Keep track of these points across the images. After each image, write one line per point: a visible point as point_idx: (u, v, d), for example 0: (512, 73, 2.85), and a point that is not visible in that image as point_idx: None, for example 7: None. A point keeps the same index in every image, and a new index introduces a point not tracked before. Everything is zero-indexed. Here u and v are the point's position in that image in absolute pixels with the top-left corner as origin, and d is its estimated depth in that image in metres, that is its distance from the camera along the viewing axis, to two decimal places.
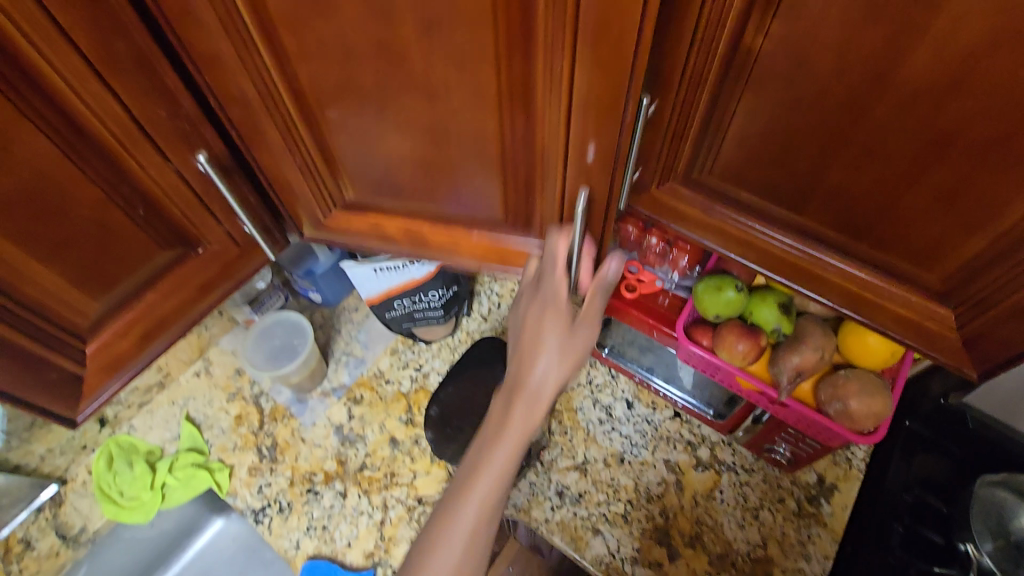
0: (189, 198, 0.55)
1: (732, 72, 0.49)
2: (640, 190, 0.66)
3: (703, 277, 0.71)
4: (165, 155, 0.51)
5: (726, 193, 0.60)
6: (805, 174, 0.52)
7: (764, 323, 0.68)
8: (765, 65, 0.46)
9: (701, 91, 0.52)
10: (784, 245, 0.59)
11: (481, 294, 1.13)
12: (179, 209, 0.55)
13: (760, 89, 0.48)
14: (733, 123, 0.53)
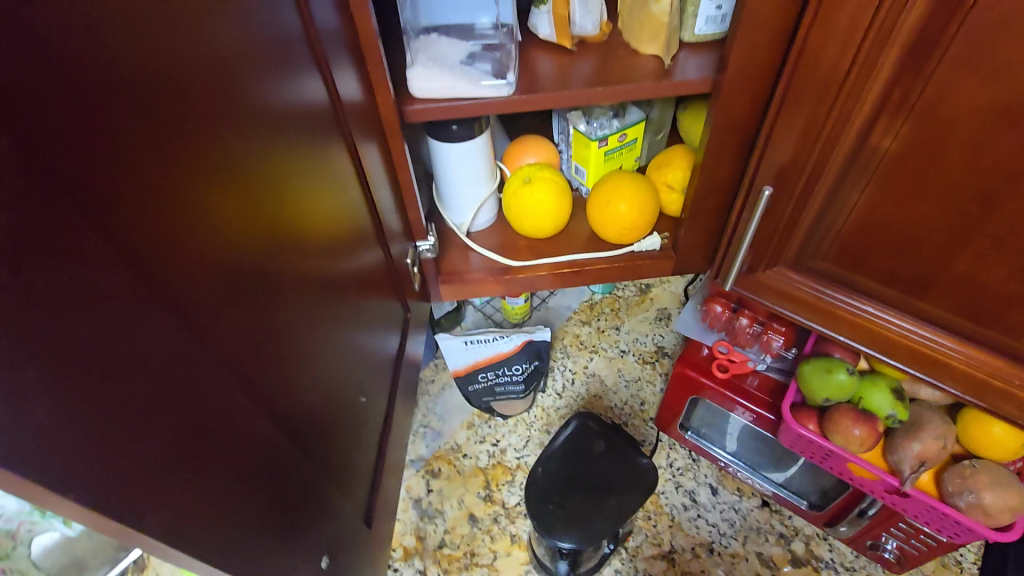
0: None
1: (854, 170, 0.53)
2: (745, 273, 0.69)
3: (808, 359, 0.72)
4: None
5: (838, 279, 0.62)
6: (924, 263, 0.54)
7: (878, 409, 0.68)
8: (891, 165, 0.50)
9: (821, 185, 0.56)
10: (899, 330, 0.61)
11: (555, 370, 1.12)
12: None
13: (884, 186, 0.52)
14: (851, 215, 0.56)
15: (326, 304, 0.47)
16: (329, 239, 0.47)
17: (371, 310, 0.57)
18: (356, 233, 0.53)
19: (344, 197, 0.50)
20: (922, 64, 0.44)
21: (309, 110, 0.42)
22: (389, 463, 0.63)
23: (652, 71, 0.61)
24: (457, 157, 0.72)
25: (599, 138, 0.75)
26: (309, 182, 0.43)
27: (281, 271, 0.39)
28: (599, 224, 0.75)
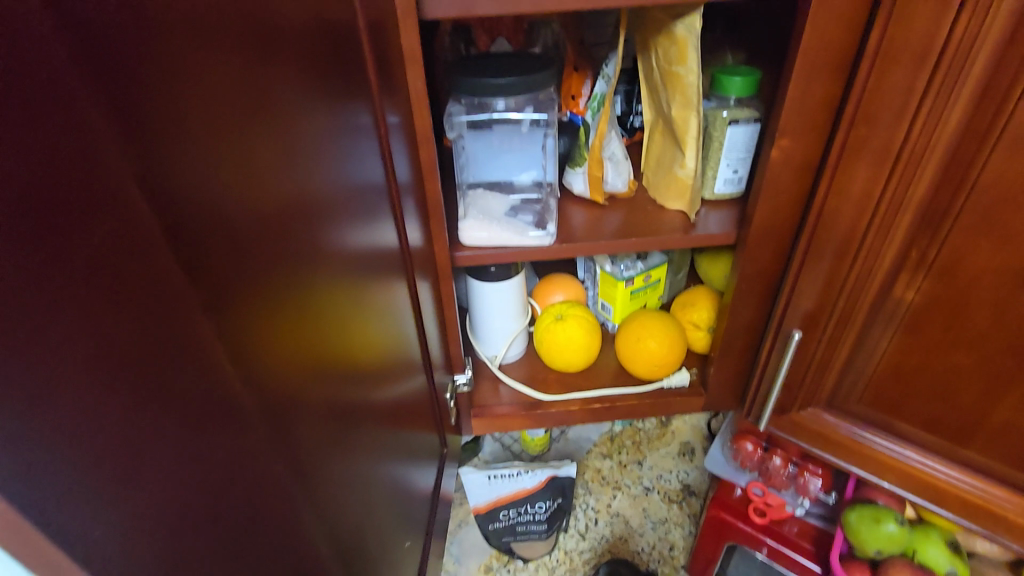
0: None
1: (882, 319, 0.56)
2: (781, 411, 0.69)
3: (852, 505, 0.69)
4: None
5: (878, 421, 0.62)
6: (965, 412, 0.55)
7: (936, 565, 0.64)
8: (918, 316, 0.53)
9: (851, 330, 0.59)
10: (948, 478, 0.59)
11: (577, 508, 1.08)
12: None
13: (913, 335, 0.54)
14: (883, 360, 0.58)
15: (383, 434, 0.46)
16: (389, 367, 0.47)
17: (415, 441, 0.57)
18: (409, 359, 0.53)
19: (405, 327, 0.51)
20: (934, 229, 0.49)
21: (385, 252, 0.45)
22: None
23: (679, 225, 0.67)
24: (492, 295, 0.76)
25: (626, 278, 0.80)
26: (380, 318, 0.44)
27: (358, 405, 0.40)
28: (630, 360, 0.77)
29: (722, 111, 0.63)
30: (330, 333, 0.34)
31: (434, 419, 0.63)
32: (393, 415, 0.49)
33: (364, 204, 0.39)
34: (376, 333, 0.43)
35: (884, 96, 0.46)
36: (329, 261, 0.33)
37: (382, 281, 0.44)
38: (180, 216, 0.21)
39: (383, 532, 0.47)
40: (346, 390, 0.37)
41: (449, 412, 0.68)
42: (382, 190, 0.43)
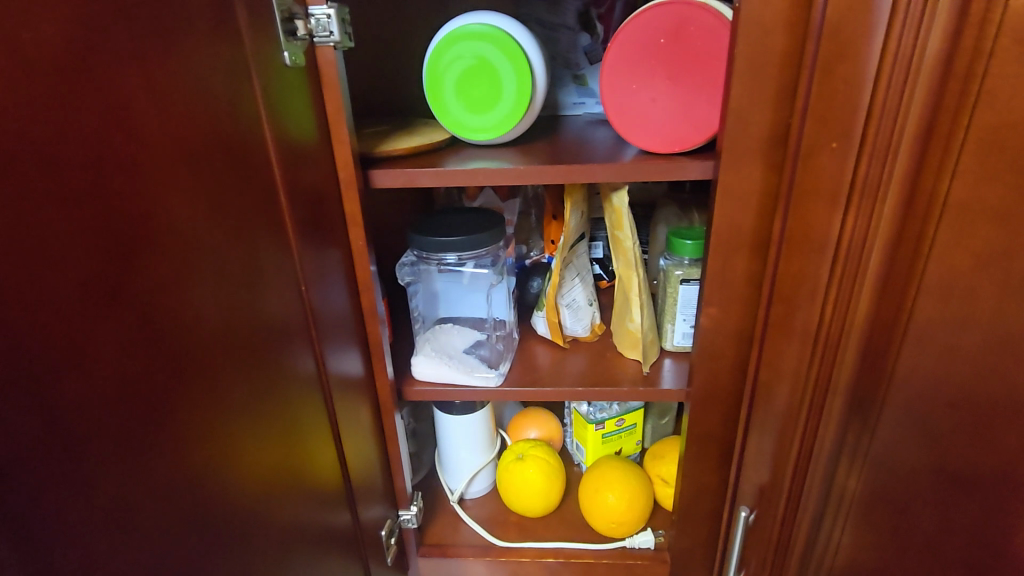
0: None
1: (830, 505, 0.52)
2: None
3: None
4: None
5: None
6: None
7: None
8: (865, 507, 0.49)
9: (802, 513, 0.55)
10: None
11: None
12: None
13: (864, 527, 0.50)
14: (841, 551, 0.53)
15: (287, 558, 0.47)
16: (306, 502, 0.49)
17: (338, 573, 0.56)
18: (335, 493, 0.55)
19: (329, 461, 0.53)
20: (864, 417, 0.47)
21: (308, 391, 0.49)
22: None
23: (633, 376, 0.67)
24: (455, 428, 0.77)
25: (596, 420, 0.79)
26: (297, 453, 0.47)
27: (246, 532, 0.41)
28: (590, 512, 0.73)
29: (677, 269, 0.66)
30: (224, 475, 0.37)
31: (369, 557, 0.63)
32: (310, 552, 0.51)
33: (284, 354, 0.44)
34: (291, 469, 0.46)
35: (795, 281, 0.47)
36: (228, 410, 0.38)
37: (301, 418, 0.48)
38: (48, 389, 0.26)
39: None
40: (241, 526, 0.40)
41: (386, 550, 0.67)
42: (306, 332, 0.48)
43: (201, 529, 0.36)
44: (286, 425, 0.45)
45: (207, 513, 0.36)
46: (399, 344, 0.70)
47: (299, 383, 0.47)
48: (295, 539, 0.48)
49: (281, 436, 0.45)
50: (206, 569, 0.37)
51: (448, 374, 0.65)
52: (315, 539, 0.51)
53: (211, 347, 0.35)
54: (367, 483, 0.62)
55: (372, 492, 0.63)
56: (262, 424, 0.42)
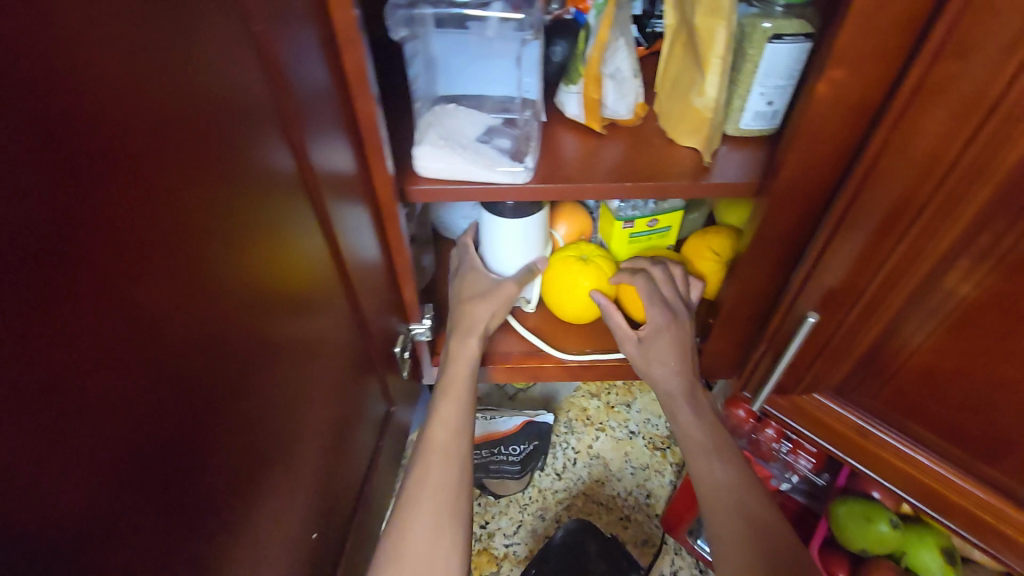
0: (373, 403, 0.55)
1: (919, 312, 0.45)
2: (779, 393, 0.61)
3: (841, 498, 0.63)
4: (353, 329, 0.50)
5: (892, 421, 0.53)
6: (1008, 428, 0.44)
7: (925, 571, 0.58)
8: (968, 316, 0.42)
9: (878, 318, 0.48)
10: (959, 486, 0.51)
11: (556, 447, 1.05)
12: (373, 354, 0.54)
13: (957, 336, 0.43)
14: (911, 358, 0.48)
15: (285, 389, 0.38)
16: (304, 333, 0.39)
17: (352, 391, 0.50)
18: (338, 312, 0.45)
19: (328, 274, 0.42)
20: (1015, 217, 0.36)
21: (287, 189, 0.35)
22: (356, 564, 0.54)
23: (690, 169, 0.54)
24: (510, 232, 0.65)
25: (626, 218, 0.70)
26: (280, 278, 0.35)
27: (224, 370, 0.31)
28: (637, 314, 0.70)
29: (764, 20, 0.48)
30: (158, 321, 0.26)
31: (386, 377, 0.57)
32: (318, 381, 0.43)
33: (238, 141, 0.30)
34: (276, 294, 0.35)
35: (990, 18, 0.32)
36: (141, 227, 0.24)
37: (274, 233, 0.34)
38: None
39: (308, 509, 0.43)
40: (220, 376, 0.31)
41: (401, 364, 0.61)
42: (266, 101, 0.32)
43: (156, 395, 0.26)
44: (256, 244, 0.32)
45: (158, 377, 0.26)
46: (394, 133, 0.55)
47: (271, 180, 0.33)
48: (299, 376, 0.40)
49: (254, 255, 0.32)
50: (181, 434, 0.28)
51: (459, 161, 0.51)
52: (322, 369, 0.43)
53: (85, 129, 0.21)
54: (375, 300, 0.53)
55: (382, 308, 0.55)
56: (215, 242, 0.29)
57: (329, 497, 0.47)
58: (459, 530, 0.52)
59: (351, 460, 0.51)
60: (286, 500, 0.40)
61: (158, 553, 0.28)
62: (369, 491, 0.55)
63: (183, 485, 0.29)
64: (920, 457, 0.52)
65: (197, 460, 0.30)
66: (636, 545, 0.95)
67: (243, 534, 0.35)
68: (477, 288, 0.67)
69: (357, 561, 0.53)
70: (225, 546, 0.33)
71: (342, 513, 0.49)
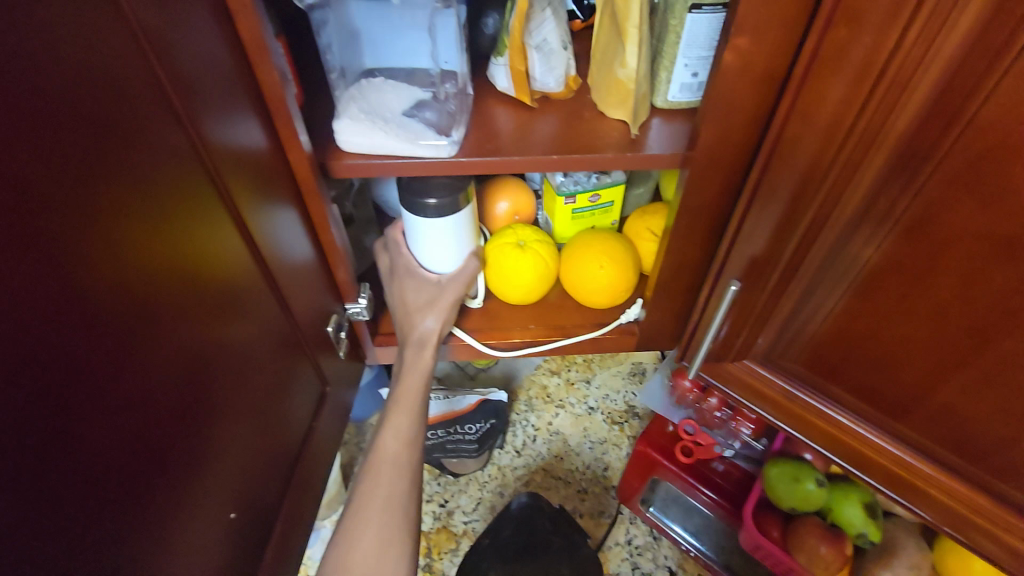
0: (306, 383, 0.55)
1: (830, 277, 0.46)
2: (714, 362, 0.62)
3: (774, 460, 0.65)
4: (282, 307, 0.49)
5: (816, 385, 0.55)
6: (915, 385, 0.46)
7: (849, 526, 0.61)
8: (873, 277, 0.44)
9: (795, 283, 0.49)
10: (876, 444, 0.54)
11: (516, 425, 1.07)
12: (303, 333, 0.53)
13: (865, 299, 0.45)
14: (826, 322, 0.49)
15: (190, 366, 0.38)
16: (208, 306, 0.39)
17: (279, 370, 0.50)
18: (257, 287, 0.45)
19: (236, 248, 0.42)
20: (908, 177, 0.38)
21: (171, 159, 0.35)
22: (293, 542, 0.54)
23: (617, 141, 0.54)
24: (434, 236, 0.62)
25: (567, 193, 0.70)
26: (167, 251, 0.35)
27: (102, 344, 0.31)
28: (583, 290, 0.69)
29: None
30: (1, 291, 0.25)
31: (319, 357, 0.57)
32: (234, 359, 0.43)
33: (93, 104, 0.29)
34: (161, 263, 0.34)
35: None
36: None
37: (153, 204, 0.34)
38: None
39: (228, 487, 0.43)
40: (98, 349, 0.30)
41: (336, 344, 0.61)
42: (130, 70, 0.32)
43: (13, 362, 0.26)
44: (133, 213, 0.32)
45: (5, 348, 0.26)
46: (315, 109, 0.54)
47: (142, 149, 0.33)
48: (207, 351, 0.39)
49: (126, 222, 0.32)
50: (52, 405, 0.28)
51: (381, 135, 0.50)
52: (238, 347, 0.43)
53: None
54: (300, 279, 0.52)
55: (311, 287, 0.55)
56: (71, 209, 0.28)
57: (257, 473, 0.47)
58: (407, 533, 0.55)
59: (281, 437, 0.51)
60: (200, 474, 0.40)
61: (37, 517, 0.28)
62: (303, 469, 0.55)
63: (58, 460, 0.29)
64: (840, 418, 0.55)
65: (74, 438, 0.30)
66: (592, 517, 0.97)
67: (144, 510, 0.35)
68: (425, 295, 0.66)
69: (294, 537, 0.54)
70: (124, 517, 0.33)
71: (269, 491, 0.49)
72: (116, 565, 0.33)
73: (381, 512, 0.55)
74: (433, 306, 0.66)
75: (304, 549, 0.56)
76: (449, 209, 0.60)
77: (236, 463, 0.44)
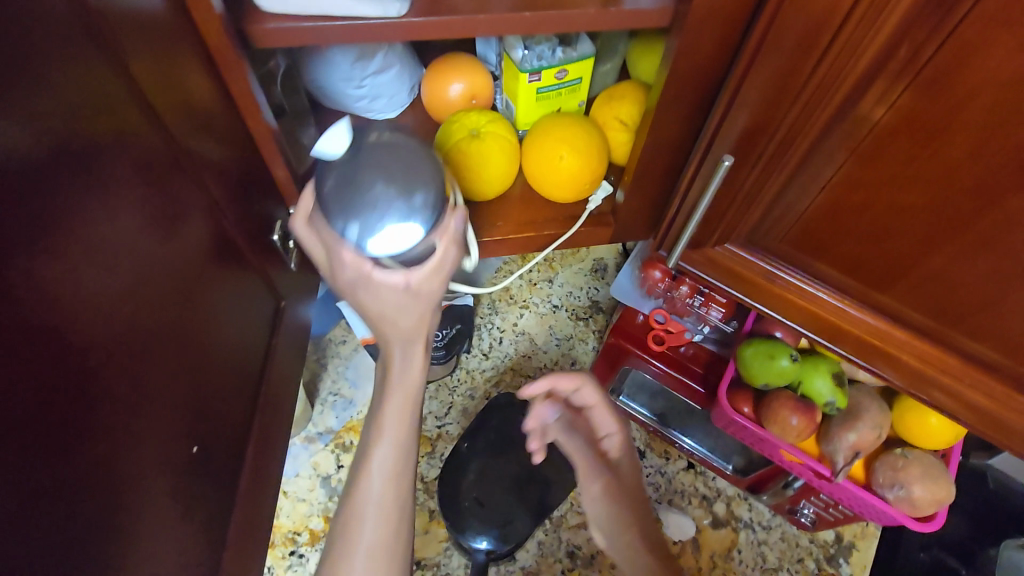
0: (259, 299, 0.49)
1: (832, 144, 0.43)
2: (694, 247, 0.59)
3: (750, 340, 0.66)
4: (214, 212, 0.41)
5: (798, 262, 0.54)
6: (905, 252, 0.46)
7: (817, 395, 0.63)
8: (879, 139, 0.40)
9: (792, 153, 0.46)
10: (852, 316, 0.54)
11: (481, 328, 1.05)
12: (246, 243, 0.46)
13: (866, 166, 0.42)
14: (820, 195, 0.47)
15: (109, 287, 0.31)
16: (112, 204, 0.31)
17: (225, 286, 0.43)
18: (170, 181, 0.36)
19: (133, 131, 0.33)
20: (942, 17, 0.33)
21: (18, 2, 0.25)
22: (268, 466, 0.50)
23: None
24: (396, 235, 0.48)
25: (531, 70, 0.61)
26: (34, 134, 0.26)
27: None
28: (549, 183, 0.63)
29: None
30: None
31: (269, 269, 0.50)
32: (166, 277, 0.36)
33: None
34: (12, 141, 0.25)
35: None
36: None
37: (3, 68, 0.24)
38: None
39: (186, 420, 0.39)
40: None
41: (286, 254, 0.53)
42: None
43: None
44: None
45: None
46: None
47: None
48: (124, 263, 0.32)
49: None
50: None
51: None
52: (170, 262, 0.36)
53: None
54: (233, 178, 0.44)
55: (247, 187, 0.46)
56: None
57: (215, 398, 0.42)
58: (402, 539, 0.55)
59: (240, 360, 0.46)
60: (145, 409, 0.34)
61: None
62: (268, 391, 0.50)
63: None
64: (821, 295, 0.54)
65: None
66: None
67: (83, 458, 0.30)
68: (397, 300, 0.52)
69: (266, 460, 0.50)
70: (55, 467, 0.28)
71: (234, 419, 0.45)
72: (58, 519, 0.28)
73: (376, 517, 0.54)
74: (405, 312, 0.53)
75: (280, 471, 0.52)
76: (420, 191, 0.48)
77: (189, 394, 0.39)
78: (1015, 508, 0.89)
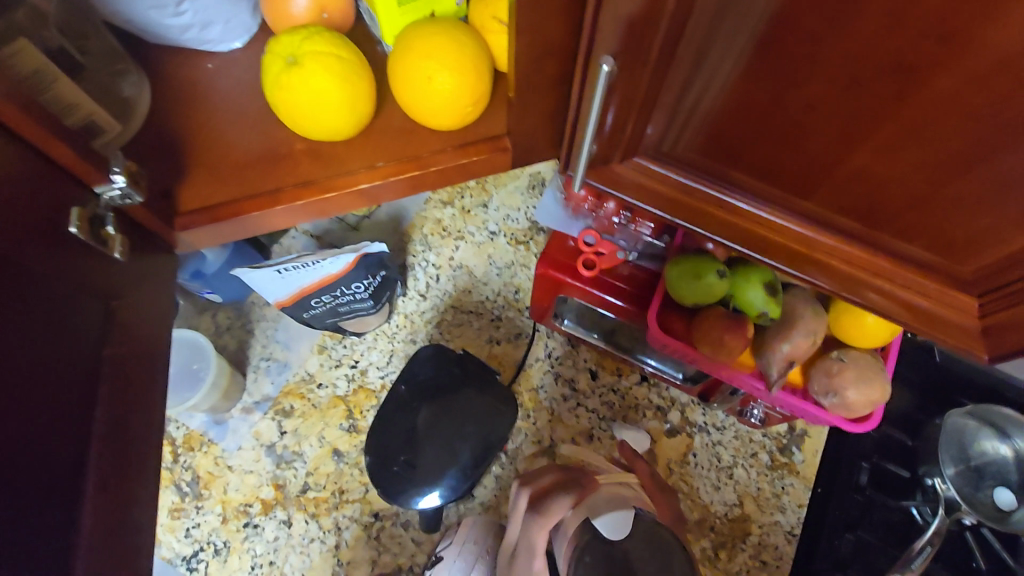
0: (81, 302, 0.41)
1: (728, 28, 0.34)
2: (597, 164, 0.50)
3: (675, 258, 0.61)
4: None
5: (713, 172, 0.47)
6: (825, 151, 0.39)
7: (750, 306, 0.59)
8: (778, 18, 0.32)
9: (685, 46, 0.37)
10: (778, 224, 0.48)
11: (415, 268, 0.98)
12: (36, 242, 0.37)
13: (770, 53, 0.34)
14: (724, 93, 0.39)
15: None
16: None
17: (16, 301, 0.35)
18: None
19: None
20: None
21: None
22: (132, 478, 0.45)
23: None
24: None
25: None
26: None
27: None
28: (426, 108, 0.53)
29: None
30: None
31: (90, 267, 0.42)
32: None
33: None
34: None
35: None
36: None
37: None
38: None
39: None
40: None
41: (113, 242, 0.44)
42: None
43: None
44: None
45: None
46: None
47: None
48: None
49: None
50: None
51: None
52: None
53: None
54: None
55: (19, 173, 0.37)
56: None
57: (27, 437, 0.35)
58: None
59: (64, 382, 0.39)
60: None
61: None
62: (118, 402, 0.44)
63: None
64: (742, 206, 0.48)
65: None
66: (510, 341, 0.96)
67: None
68: None
69: (133, 475, 0.45)
70: None
71: (70, 448, 0.39)
72: None
73: None
74: None
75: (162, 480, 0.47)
76: None
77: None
78: (958, 375, 0.91)
